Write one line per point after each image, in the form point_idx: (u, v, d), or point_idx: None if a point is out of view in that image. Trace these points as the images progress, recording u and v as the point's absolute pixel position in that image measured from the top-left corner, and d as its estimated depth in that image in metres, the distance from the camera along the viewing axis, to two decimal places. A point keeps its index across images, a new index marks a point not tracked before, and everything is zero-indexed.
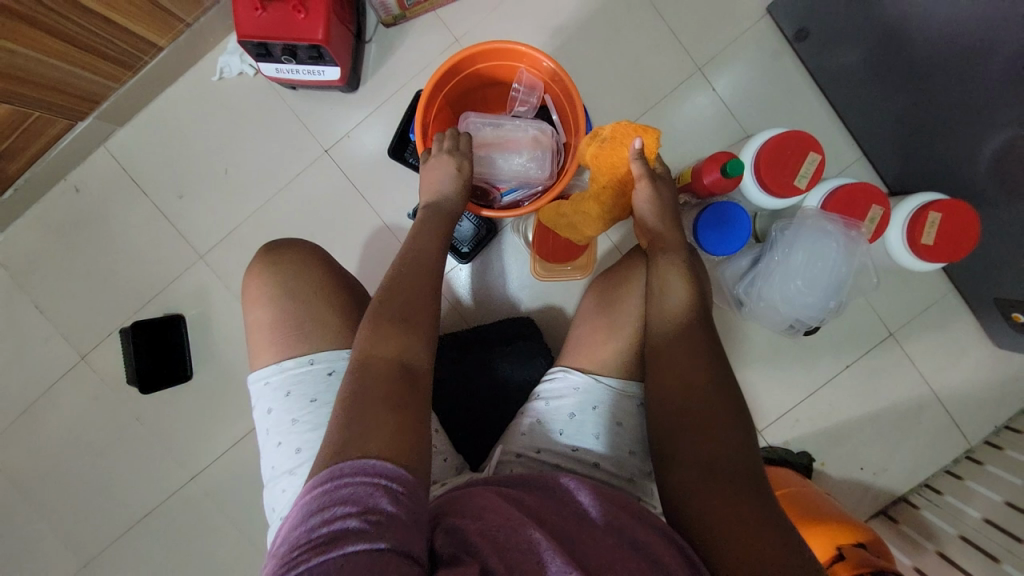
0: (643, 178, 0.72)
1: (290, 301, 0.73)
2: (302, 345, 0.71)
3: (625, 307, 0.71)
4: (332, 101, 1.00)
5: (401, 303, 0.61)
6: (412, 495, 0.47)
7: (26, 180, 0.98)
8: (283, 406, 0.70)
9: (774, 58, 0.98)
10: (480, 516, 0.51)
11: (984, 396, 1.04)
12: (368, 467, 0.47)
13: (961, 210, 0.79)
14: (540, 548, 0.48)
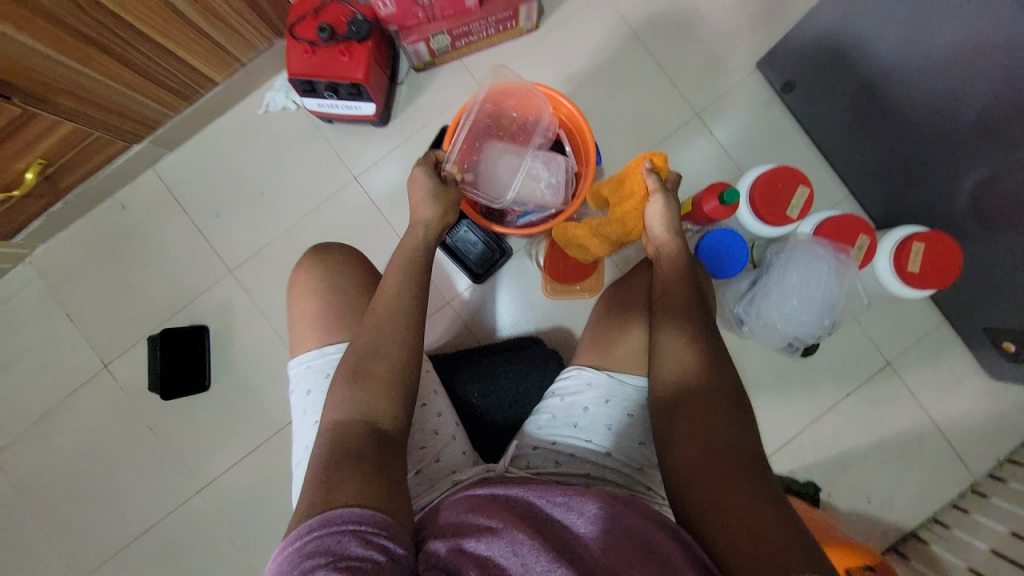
0: (657, 193, 0.75)
1: (334, 292, 0.79)
2: (339, 334, 0.77)
3: (633, 313, 0.76)
4: (364, 134, 1.11)
5: (370, 360, 0.64)
6: (375, 532, 0.51)
7: (78, 195, 1.06)
8: (320, 387, 0.74)
9: (764, 107, 1.08)
10: (459, 538, 0.54)
11: (983, 428, 1.05)
12: (335, 517, 0.51)
13: (942, 240, 0.85)
14: (519, 550, 0.52)
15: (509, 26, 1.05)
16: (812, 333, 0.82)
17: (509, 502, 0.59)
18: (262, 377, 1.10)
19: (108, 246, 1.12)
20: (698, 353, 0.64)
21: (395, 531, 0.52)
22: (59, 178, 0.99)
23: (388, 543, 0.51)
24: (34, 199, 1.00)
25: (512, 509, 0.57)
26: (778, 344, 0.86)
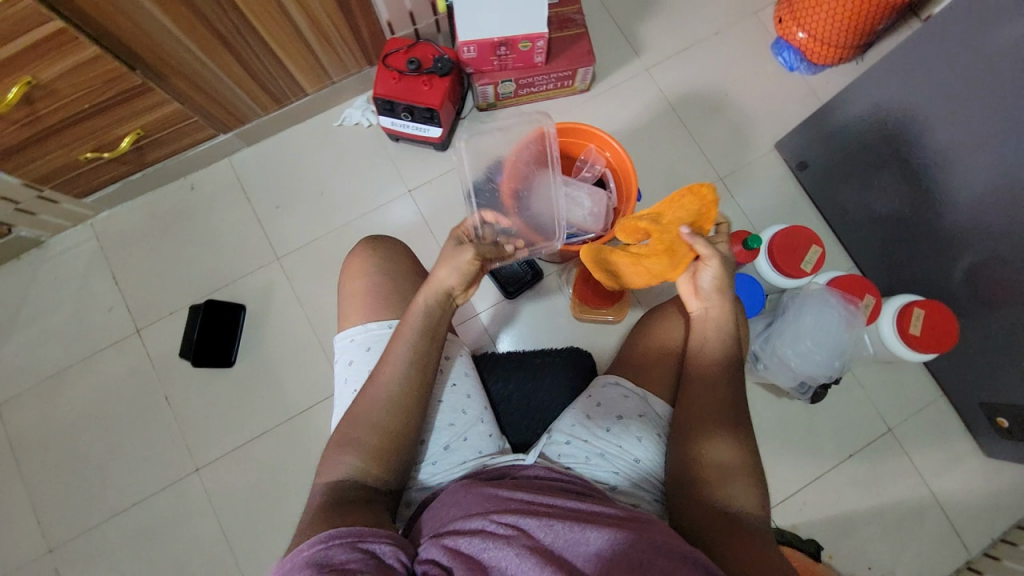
0: (710, 262, 0.71)
1: (382, 276, 0.84)
2: (383, 313, 0.81)
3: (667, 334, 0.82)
4: (424, 155, 1.23)
5: (365, 426, 0.65)
6: (364, 539, 0.54)
7: (156, 169, 1.16)
8: (362, 358, 0.78)
9: (780, 182, 1.22)
10: (454, 536, 0.55)
11: (981, 507, 1.07)
12: (322, 535, 0.54)
13: (939, 309, 0.94)
14: (515, 550, 0.52)
15: (566, 84, 1.21)
16: (823, 373, 0.90)
17: (512, 500, 0.59)
18: (285, 362, 1.12)
19: (168, 220, 1.19)
20: (716, 390, 0.70)
21: (383, 534, 0.55)
22: (147, 151, 1.09)
23: (377, 546, 0.54)
24: (118, 164, 1.09)
25: (513, 507, 0.58)
26: (789, 383, 0.94)
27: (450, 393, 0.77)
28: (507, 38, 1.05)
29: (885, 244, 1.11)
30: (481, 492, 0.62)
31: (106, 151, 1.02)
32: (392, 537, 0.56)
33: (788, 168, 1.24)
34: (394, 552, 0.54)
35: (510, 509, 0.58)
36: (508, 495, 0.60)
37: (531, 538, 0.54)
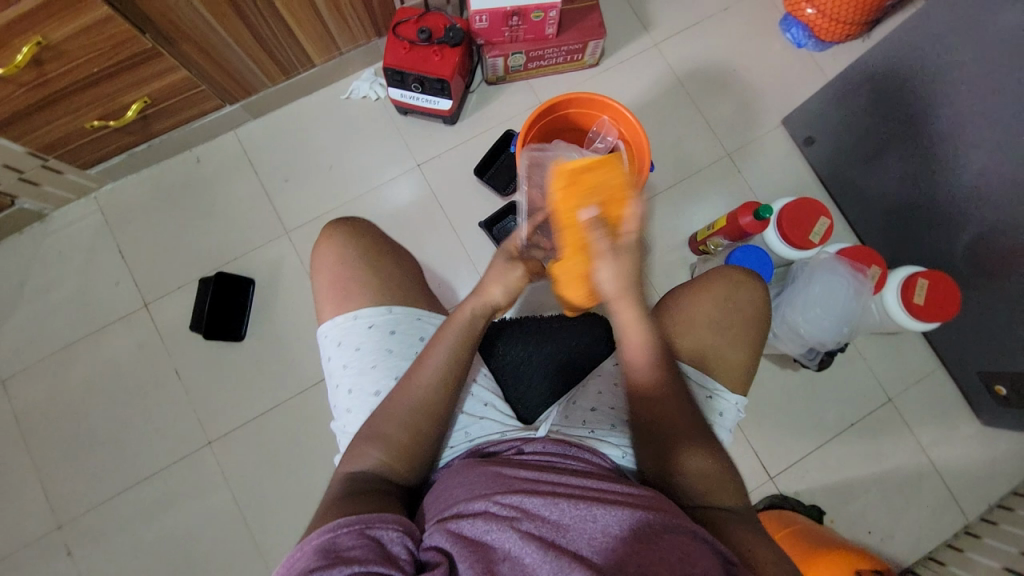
0: (605, 258, 0.58)
1: (341, 265, 0.78)
2: (350, 304, 0.76)
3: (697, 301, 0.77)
4: (433, 129, 1.22)
5: (393, 422, 0.63)
6: (371, 526, 0.51)
7: (161, 141, 1.14)
8: (337, 353, 0.76)
9: (786, 158, 1.24)
10: (456, 519, 0.54)
11: (976, 473, 1.10)
12: (328, 526, 0.50)
13: (942, 280, 0.96)
14: (515, 534, 0.50)
15: (575, 58, 1.20)
16: (832, 339, 0.92)
17: (516, 479, 0.58)
18: (295, 335, 1.12)
19: (173, 194, 1.18)
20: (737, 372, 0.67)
21: (391, 521, 0.52)
22: (152, 121, 1.08)
23: (385, 533, 0.51)
24: (123, 135, 1.07)
25: (518, 486, 0.56)
26: (798, 350, 0.98)
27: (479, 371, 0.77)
28: (519, 8, 1.04)
29: (889, 218, 1.13)
30: (485, 471, 0.60)
31: (112, 120, 1.01)
32: (400, 523, 0.53)
33: (795, 144, 1.25)
34: (402, 538, 0.52)
35: (514, 488, 0.56)
36: (513, 473, 0.59)
37: (535, 519, 0.52)
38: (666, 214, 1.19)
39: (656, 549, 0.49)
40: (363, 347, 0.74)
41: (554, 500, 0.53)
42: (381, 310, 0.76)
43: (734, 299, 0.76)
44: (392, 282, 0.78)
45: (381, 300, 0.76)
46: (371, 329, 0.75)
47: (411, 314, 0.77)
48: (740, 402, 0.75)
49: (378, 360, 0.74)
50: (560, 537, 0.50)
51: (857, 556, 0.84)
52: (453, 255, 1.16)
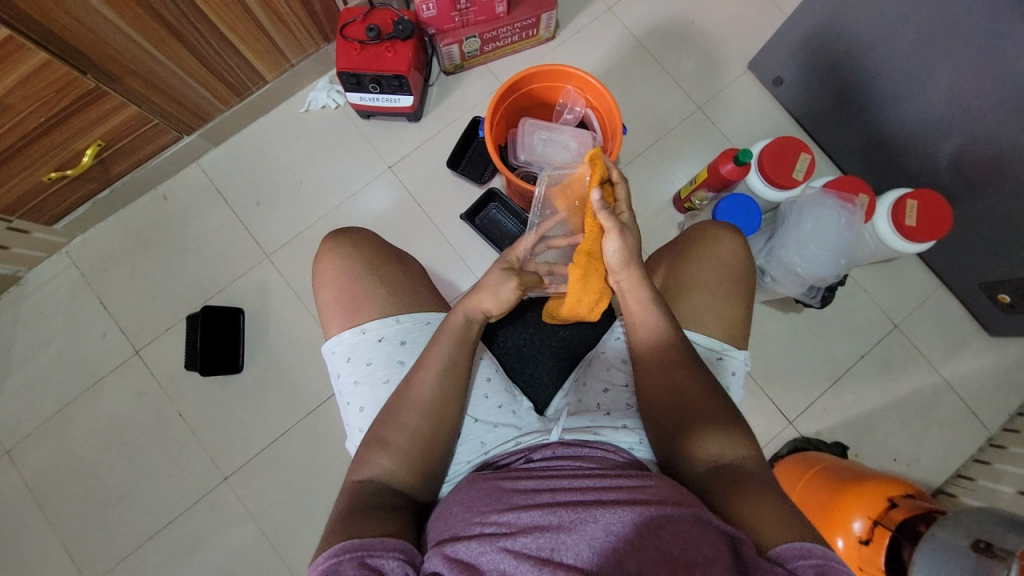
0: (614, 234, 0.62)
1: (347, 279, 0.75)
2: (357, 316, 0.74)
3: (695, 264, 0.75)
4: (398, 128, 1.20)
5: (396, 428, 0.61)
6: (372, 553, 0.50)
7: (124, 183, 1.11)
8: (347, 371, 0.73)
9: (758, 102, 1.23)
10: (453, 542, 0.50)
11: (992, 385, 1.11)
12: (331, 551, 0.50)
13: (932, 197, 0.95)
14: (513, 554, 0.47)
15: (531, 34, 1.18)
16: (831, 274, 0.91)
17: (514, 494, 0.55)
18: (295, 358, 1.10)
19: (146, 236, 1.15)
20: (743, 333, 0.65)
21: (391, 547, 0.51)
22: (111, 164, 1.05)
23: (385, 562, 0.50)
24: (83, 183, 1.04)
25: (515, 502, 0.53)
26: (799, 289, 0.97)
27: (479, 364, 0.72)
28: None
29: (868, 146, 1.11)
30: (485, 489, 0.57)
31: (69, 168, 0.98)
32: (401, 549, 0.51)
33: (764, 87, 1.23)
34: (404, 565, 0.50)
35: (512, 505, 0.53)
36: (511, 488, 0.56)
37: (532, 533, 0.48)
38: (646, 176, 1.17)
39: (657, 545, 0.46)
40: (376, 360, 0.72)
41: (552, 511, 0.50)
42: (389, 321, 0.74)
43: (721, 256, 0.75)
44: (399, 290, 0.76)
45: (388, 311, 0.74)
46: (382, 342, 0.73)
47: (420, 320, 0.75)
48: (746, 357, 0.73)
49: (391, 373, 0.72)
50: (559, 548, 0.47)
51: (882, 484, 0.83)
52: (439, 252, 1.14)
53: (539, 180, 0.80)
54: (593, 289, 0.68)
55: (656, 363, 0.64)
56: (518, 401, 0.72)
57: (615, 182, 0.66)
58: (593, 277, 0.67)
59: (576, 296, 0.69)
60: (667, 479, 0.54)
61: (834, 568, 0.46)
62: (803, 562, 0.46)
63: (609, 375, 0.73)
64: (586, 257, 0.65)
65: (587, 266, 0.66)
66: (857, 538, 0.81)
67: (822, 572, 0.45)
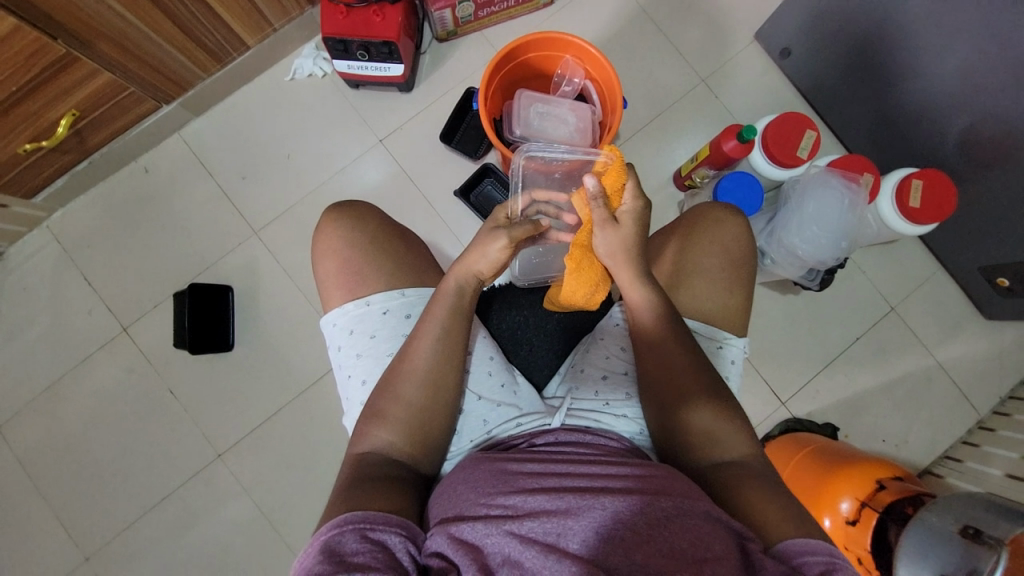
0: (598, 226, 0.63)
1: (351, 250, 0.73)
2: (361, 288, 0.71)
3: (698, 249, 0.73)
4: (389, 99, 1.15)
5: (392, 399, 0.60)
6: (374, 527, 0.49)
7: (103, 154, 1.07)
8: (349, 343, 0.70)
9: (763, 75, 1.18)
10: (458, 521, 0.50)
11: (985, 368, 1.11)
12: (333, 523, 0.49)
13: (938, 178, 0.93)
14: (520, 539, 0.47)
15: None
16: (832, 257, 0.89)
17: (519, 475, 0.53)
18: (285, 337, 1.09)
19: (129, 210, 1.12)
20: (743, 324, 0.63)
21: (394, 523, 0.50)
22: (87, 134, 1.00)
23: (387, 537, 0.49)
24: (59, 154, 1.00)
25: (521, 483, 0.52)
26: (798, 272, 0.96)
27: (478, 343, 0.70)
28: None
29: (874, 124, 1.08)
30: (489, 467, 0.55)
31: (44, 140, 0.93)
32: (405, 526, 0.51)
33: (771, 59, 1.18)
34: (406, 542, 0.49)
35: (518, 486, 0.52)
36: (516, 469, 0.54)
37: (540, 518, 0.48)
38: (646, 153, 1.13)
39: (664, 539, 0.46)
40: (380, 333, 0.69)
41: (560, 496, 0.50)
42: (395, 294, 0.71)
43: (719, 241, 0.73)
44: (406, 263, 0.74)
45: (393, 284, 0.72)
46: (386, 315, 0.70)
47: (425, 294, 0.72)
48: (744, 344, 0.72)
49: (394, 346, 0.69)
50: (566, 534, 0.47)
51: (872, 468, 0.84)
52: (432, 229, 1.11)
53: (517, 152, 0.75)
54: (586, 282, 0.68)
55: (656, 344, 0.63)
56: (517, 380, 0.70)
57: (627, 180, 0.63)
58: (584, 268, 0.67)
59: (570, 288, 0.69)
60: (674, 471, 0.53)
61: (842, 567, 0.46)
62: (809, 559, 0.46)
63: (607, 362, 0.70)
64: (578, 249, 0.67)
65: (580, 258, 0.67)
66: (844, 518, 0.82)
67: (828, 568, 0.46)
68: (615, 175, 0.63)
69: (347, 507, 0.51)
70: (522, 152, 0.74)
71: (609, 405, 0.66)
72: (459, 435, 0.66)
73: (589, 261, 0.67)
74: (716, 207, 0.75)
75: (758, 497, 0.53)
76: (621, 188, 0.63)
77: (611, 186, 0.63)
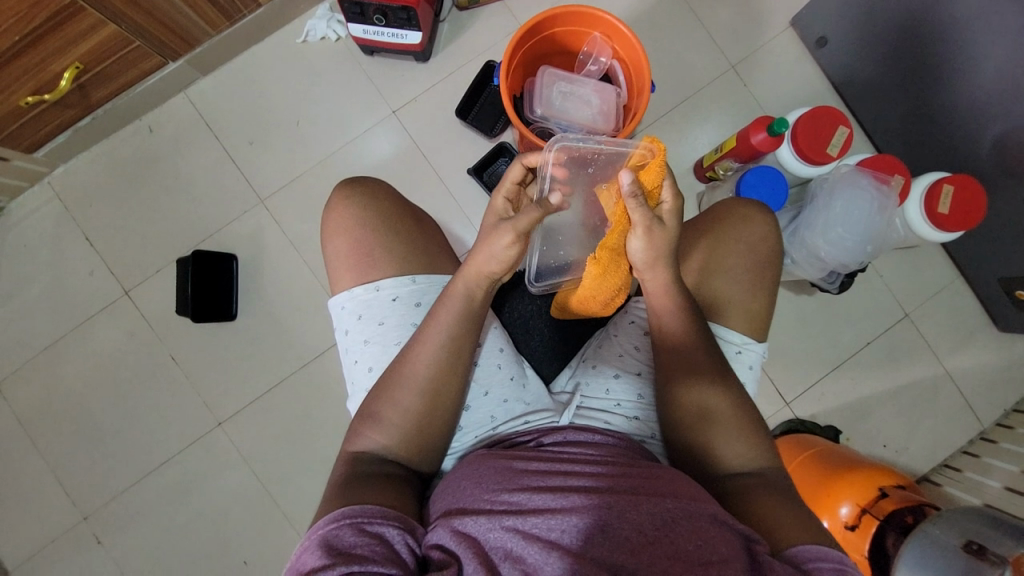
0: (639, 230, 0.59)
1: (363, 231, 0.70)
2: (372, 272, 0.69)
3: (724, 248, 0.71)
4: (404, 68, 1.10)
5: (389, 402, 0.58)
6: (371, 521, 0.48)
7: (106, 111, 1.03)
8: (357, 328, 0.68)
9: (796, 64, 1.12)
10: (460, 516, 0.49)
11: (992, 379, 1.09)
12: (332, 516, 0.49)
13: (968, 183, 0.89)
14: (524, 536, 0.46)
15: None
16: (855, 260, 0.88)
17: (525, 472, 0.53)
18: (288, 309, 1.07)
19: (133, 171, 1.09)
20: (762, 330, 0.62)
21: (391, 516, 0.50)
22: (91, 89, 0.96)
23: (385, 530, 0.48)
24: (62, 109, 0.96)
25: (526, 480, 0.51)
26: (818, 274, 0.94)
27: (489, 335, 0.68)
28: None
29: (907, 124, 1.03)
30: (494, 463, 0.55)
31: (47, 93, 0.90)
32: (402, 520, 0.50)
33: (805, 48, 1.13)
34: (404, 536, 0.49)
35: (523, 482, 0.51)
36: (521, 466, 0.53)
37: (543, 515, 0.47)
38: (668, 140, 1.09)
39: (670, 540, 0.45)
40: (389, 320, 0.68)
41: (565, 494, 0.49)
42: (405, 280, 0.69)
43: (745, 240, 0.71)
44: (418, 248, 0.71)
45: (404, 269, 0.69)
46: (396, 302, 0.68)
47: (436, 282, 0.70)
48: (763, 349, 0.70)
49: (403, 335, 0.67)
50: (569, 531, 0.46)
51: (875, 474, 0.84)
52: (441, 207, 1.08)
53: (548, 140, 0.63)
54: (609, 285, 0.67)
55: (676, 350, 0.63)
56: (526, 374, 0.69)
57: (665, 177, 0.60)
58: (610, 272, 0.66)
59: (590, 291, 0.68)
60: (683, 474, 0.53)
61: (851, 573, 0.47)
62: (821, 564, 0.47)
63: (620, 361, 0.69)
64: (607, 252, 0.64)
65: (607, 263, 0.64)
66: (843, 523, 0.83)
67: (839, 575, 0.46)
68: (654, 169, 0.60)
69: (346, 502, 0.51)
70: (557, 143, 0.64)
71: (622, 406, 0.67)
72: (463, 430, 0.65)
73: (616, 265, 0.65)
74: (743, 206, 0.72)
75: (761, 507, 0.54)
76: (659, 185, 0.60)
77: (649, 181, 0.60)
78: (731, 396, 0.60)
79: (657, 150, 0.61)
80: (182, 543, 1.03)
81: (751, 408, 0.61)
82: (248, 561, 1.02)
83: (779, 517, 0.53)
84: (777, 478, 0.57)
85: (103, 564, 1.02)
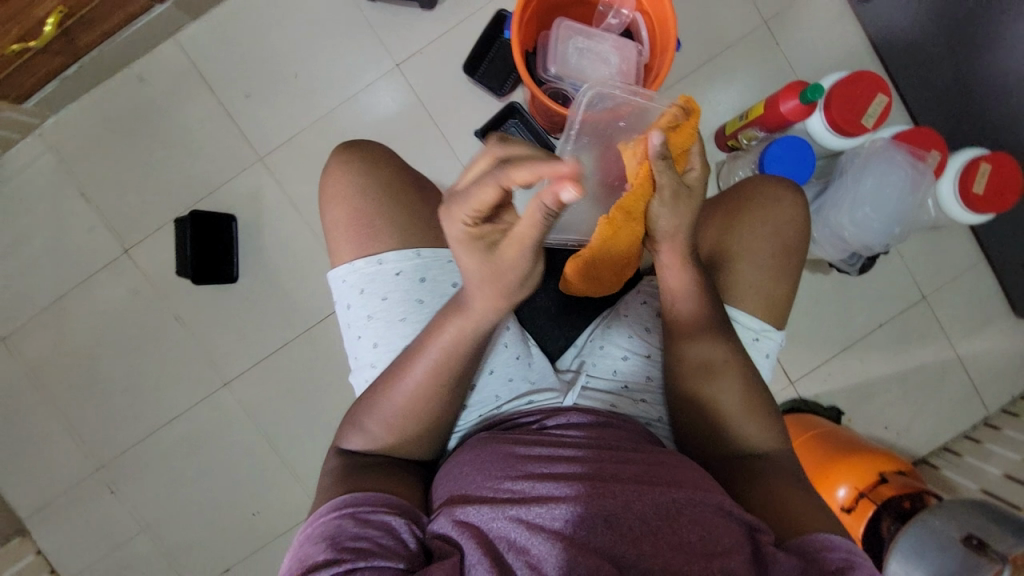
0: (666, 194, 0.54)
1: (364, 203, 0.67)
2: (373, 244, 0.66)
3: (750, 228, 0.67)
4: (409, 18, 1.02)
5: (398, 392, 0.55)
6: (374, 511, 0.49)
7: (93, 58, 0.97)
8: (359, 303, 0.66)
9: (835, 19, 1.02)
10: (464, 504, 0.49)
11: (1005, 365, 1.06)
12: (340, 504, 0.50)
13: (1007, 163, 0.83)
14: (529, 526, 0.46)
15: None
16: (880, 242, 0.86)
17: (527, 458, 0.52)
18: (288, 272, 1.05)
19: (125, 123, 1.04)
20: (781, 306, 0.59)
21: (394, 506, 0.50)
22: (77, 33, 0.90)
23: (389, 520, 0.49)
24: (49, 55, 0.91)
25: (527, 467, 0.51)
26: (839, 255, 0.91)
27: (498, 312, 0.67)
28: None
29: (949, 93, 0.95)
30: (496, 449, 0.54)
31: (34, 39, 0.84)
32: (406, 509, 0.51)
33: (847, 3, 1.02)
34: (409, 525, 0.50)
35: (526, 469, 0.51)
36: (523, 452, 0.53)
37: (547, 502, 0.47)
38: None
39: (674, 532, 0.45)
40: (392, 295, 0.66)
41: (568, 481, 0.48)
42: (410, 254, 0.67)
43: (774, 222, 0.67)
44: (421, 221, 0.68)
45: (406, 243, 0.67)
46: (399, 277, 0.66)
47: (442, 257, 0.68)
48: (782, 337, 0.68)
49: (407, 311, 0.66)
50: (573, 520, 0.46)
51: (879, 459, 0.84)
52: (445, 170, 1.03)
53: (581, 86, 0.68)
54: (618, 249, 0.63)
55: (688, 332, 0.60)
56: (532, 351, 0.68)
57: (695, 143, 0.56)
58: (622, 236, 0.61)
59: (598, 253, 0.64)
60: (688, 462, 0.52)
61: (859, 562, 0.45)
62: (830, 556, 0.46)
63: (629, 342, 0.68)
64: (622, 215, 0.58)
65: (619, 225, 0.59)
66: (840, 504, 0.84)
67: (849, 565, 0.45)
68: (685, 133, 0.56)
69: (347, 488, 0.52)
70: (590, 89, 0.67)
71: (628, 387, 0.66)
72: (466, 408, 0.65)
73: (629, 231, 0.60)
74: (770, 180, 0.69)
75: (760, 498, 0.53)
76: (687, 151, 0.56)
77: (678, 144, 0.56)
78: (744, 379, 0.59)
79: (691, 113, 0.57)
80: (190, 496, 1.06)
81: (763, 390, 0.60)
82: (256, 513, 1.06)
83: (784, 507, 0.52)
84: (779, 466, 0.57)
85: (118, 512, 1.06)
